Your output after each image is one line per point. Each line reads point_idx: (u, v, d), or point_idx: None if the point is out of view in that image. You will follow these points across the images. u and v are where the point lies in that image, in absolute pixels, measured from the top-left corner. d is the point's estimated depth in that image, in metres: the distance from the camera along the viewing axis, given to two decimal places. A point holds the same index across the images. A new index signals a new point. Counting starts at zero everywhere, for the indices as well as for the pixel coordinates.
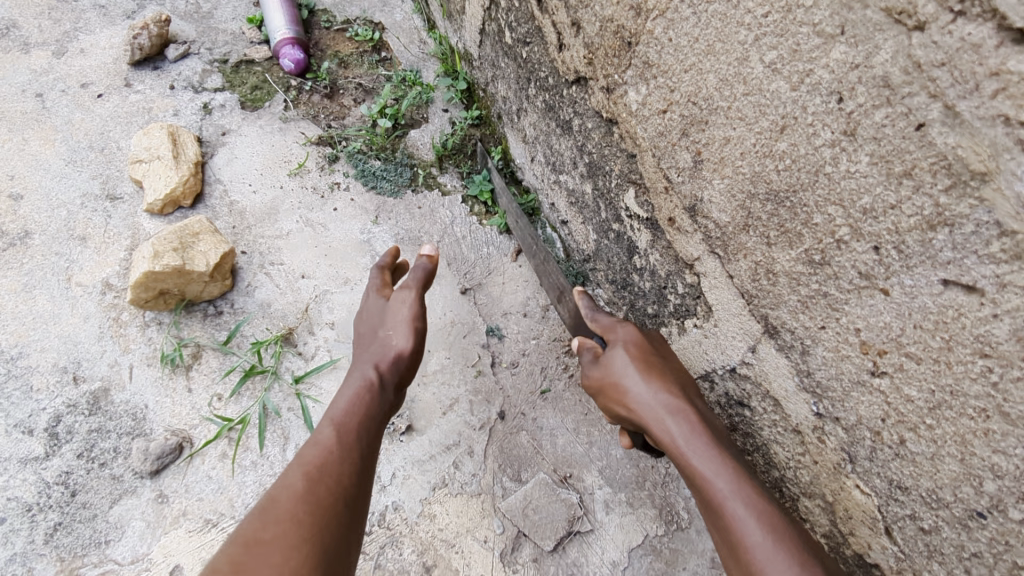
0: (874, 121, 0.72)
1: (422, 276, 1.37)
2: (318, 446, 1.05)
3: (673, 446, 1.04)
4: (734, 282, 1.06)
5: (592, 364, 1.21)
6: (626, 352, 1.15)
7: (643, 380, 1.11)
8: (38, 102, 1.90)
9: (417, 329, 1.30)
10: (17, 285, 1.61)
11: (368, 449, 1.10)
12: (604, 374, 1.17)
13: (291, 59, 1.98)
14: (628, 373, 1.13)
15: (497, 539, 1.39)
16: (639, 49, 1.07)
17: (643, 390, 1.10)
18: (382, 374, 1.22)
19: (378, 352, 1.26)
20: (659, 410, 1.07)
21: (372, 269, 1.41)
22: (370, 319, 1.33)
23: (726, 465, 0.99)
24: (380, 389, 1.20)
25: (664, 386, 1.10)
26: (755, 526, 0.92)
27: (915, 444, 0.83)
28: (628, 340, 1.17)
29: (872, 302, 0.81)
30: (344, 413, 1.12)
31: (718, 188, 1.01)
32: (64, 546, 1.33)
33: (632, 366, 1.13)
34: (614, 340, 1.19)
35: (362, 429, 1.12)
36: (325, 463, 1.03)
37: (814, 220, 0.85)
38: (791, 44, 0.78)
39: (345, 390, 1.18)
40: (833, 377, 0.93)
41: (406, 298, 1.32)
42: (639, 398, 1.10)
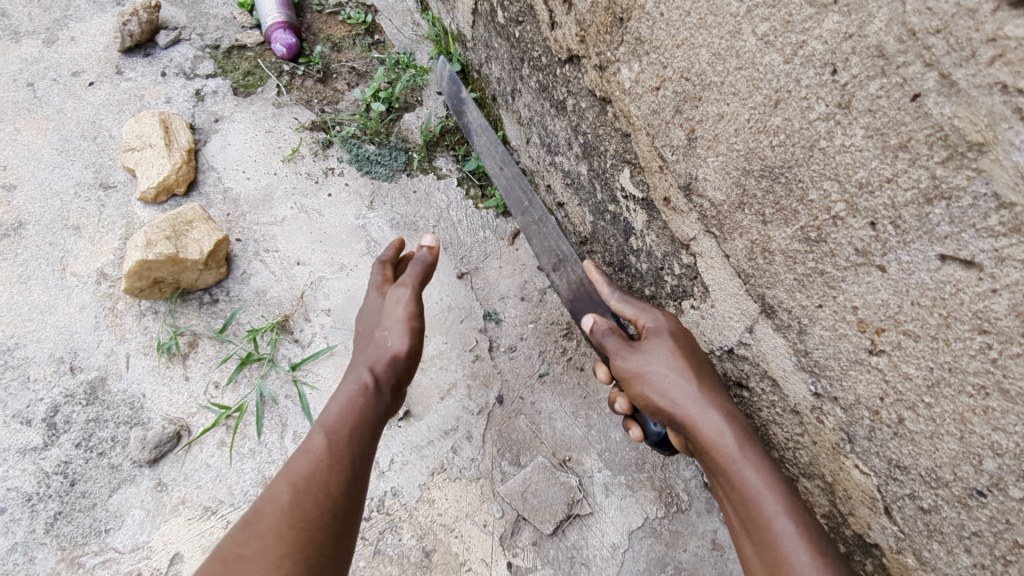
0: (869, 93, 0.70)
1: (422, 269, 1.36)
2: (308, 455, 1.05)
3: (724, 453, 1.03)
4: (730, 262, 1.04)
5: (627, 349, 1.15)
6: (672, 347, 1.11)
7: (692, 382, 1.08)
8: (29, 91, 1.88)
9: (414, 328, 1.27)
10: (12, 276, 1.60)
11: (360, 456, 1.09)
12: (641, 365, 1.12)
13: (283, 43, 1.95)
14: (672, 371, 1.09)
15: (496, 522, 1.39)
16: (631, 25, 1.04)
17: (689, 390, 1.08)
18: (377, 376, 1.20)
19: (374, 353, 1.23)
20: (705, 415, 1.06)
21: (372, 265, 1.40)
22: (368, 318, 1.31)
23: (771, 480, 1.00)
24: (375, 392, 1.18)
25: (708, 390, 1.09)
26: (803, 548, 0.94)
27: (914, 423, 0.82)
28: (672, 332, 1.14)
29: (869, 280, 0.80)
30: (336, 419, 1.11)
31: (713, 165, 0.99)
32: (64, 535, 1.34)
33: (679, 364, 1.10)
34: (654, 330, 1.15)
35: (355, 435, 1.11)
36: (313, 472, 1.02)
37: (809, 197, 0.83)
38: (783, 15, 0.76)
39: (338, 394, 1.16)
40: (830, 356, 0.91)
41: (402, 297, 1.29)
42: (684, 397, 1.08)
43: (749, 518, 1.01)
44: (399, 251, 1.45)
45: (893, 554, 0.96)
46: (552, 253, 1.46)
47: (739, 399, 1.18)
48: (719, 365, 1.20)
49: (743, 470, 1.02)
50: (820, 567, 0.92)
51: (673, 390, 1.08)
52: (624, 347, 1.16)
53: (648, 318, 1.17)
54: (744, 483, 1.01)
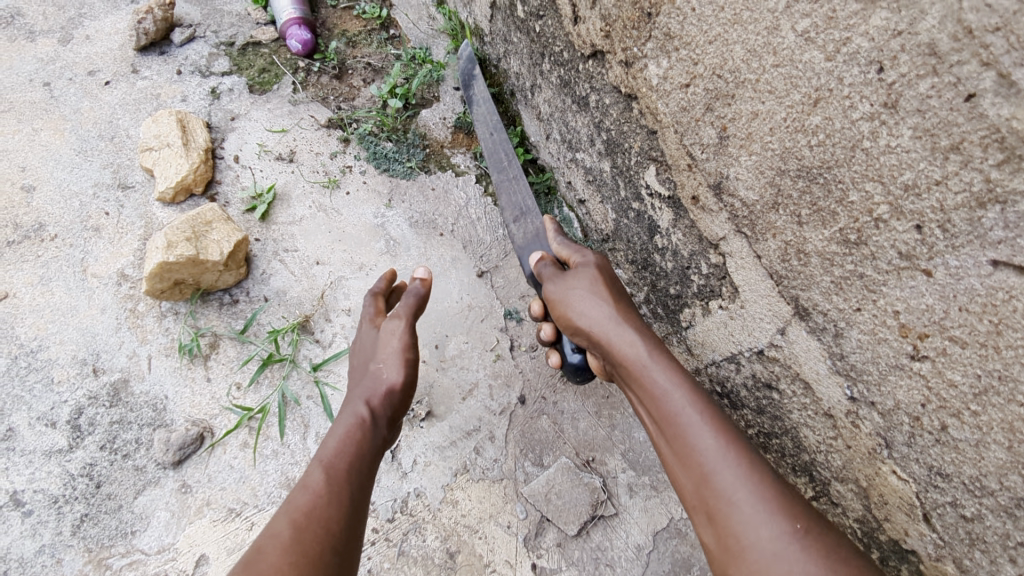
0: (919, 92, 0.68)
1: (415, 302, 1.36)
2: (307, 491, 1.01)
3: (635, 361, 1.07)
4: (762, 262, 1.02)
5: (552, 280, 1.23)
6: (590, 275, 1.19)
7: (608, 303, 1.15)
8: (46, 91, 1.88)
9: (408, 359, 1.27)
10: (34, 277, 1.61)
11: (359, 490, 1.07)
12: (564, 290, 1.20)
13: (298, 39, 1.93)
14: (589, 297, 1.16)
15: (520, 524, 1.38)
16: (660, 20, 1.02)
17: (605, 311, 1.14)
18: (374, 410, 1.19)
19: (369, 387, 1.22)
20: (616, 327, 1.11)
21: (366, 297, 1.40)
22: (363, 351, 1.31)
23: (685, 383, 1.03)
24: (372, 425, 1.17)
25: (622, 311, 1.14)
26: (707, 433, 0.96)
27: (958, 431, 0.80)
28: (597, 266, 1.21)
29: (913, 284, 0.77)
30: (334, 454, 1.08)
31: (745, 165, 0.97)
32: (91, 537, 1.34)
33: (596, 288, 1.17)
34: (581, 263, 1.23)
35: (355, 471, 1.08)
36: (313, 509, 0.99)
37: (850, 198, 0.81)
38: (825, 10, 0.74)
39: (335, 429, 1.14)
40: (868, 361, 0.89)
41: (396, 329, 1.30)
42: (602, 317, 1.14)
43: (658, 417, 1.04)
44: (392, 282, 1.46)
45: (931, 562, 0.93)
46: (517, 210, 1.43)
47: (768, 401, 1.16)
48: (748, 366, 1.18)
49: (654, 375, 1.05)
50: (725, 454, 0.94)
51: (586, 309, 1.16)
52: (553, 278, 1.23)
53: (579, 257, 1.24)
54: (654, 386, 1.04)
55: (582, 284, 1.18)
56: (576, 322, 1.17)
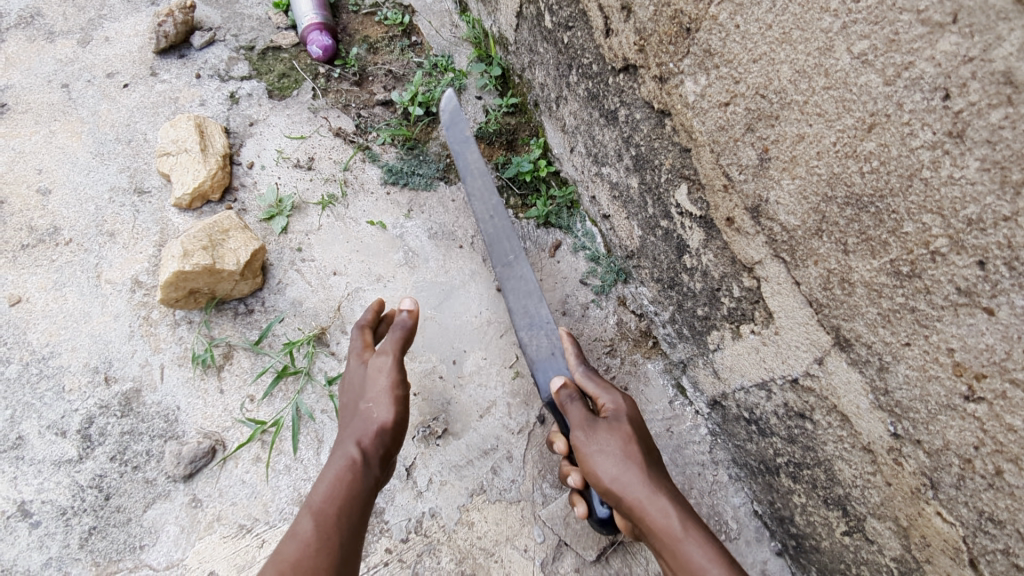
0: (990, 122, 0.65)
1: (403, 334, 1.31)
2: (296, 540, 1.02)
3: (668, 532, 1.05)
4: (801, 289, 0.98)
5: (580, 428, 1.18)
6: (619, 436, 1.16)
7: (638, 466, 1.12)
8: (64, 92, 1.86)
9: (399, 396, 1.22)
10: (48, 282, 1.58)
11: (350, 535, 1.06)
12: (590, 450, 1.15)
13: (319, 45, 1.91)
14: (619, 459, 1.13)
15: (538, 548, 1.34)
16: (700, 36, 0.99)
17: (634, 476, 1.11)
18: (365, 450, 1.15)
19: (360, 427, 1.18)
20: (644, 493, 1.09)
21: (352, 330, 1.35)
22: (352, 388, 1.26)
23: (716, 555, 1.02)
24: (363, 467, 1.14)
25: (653, 474, 1.12)
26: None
27: (1015, 477, 0.75)
28: (630, 416, 1.20)
29: (971, 321, 0.74)
30: (323, 500, 1.07)
31: (787, 189, 0.93)
32: (99, 551, 1.31)
33: (619, 445, 1.15)
34: (612, 414, 1.20)
35: (345, 517, 1.06)
36: (302, 560, 0.99)
37: (904, 229, 0.77)
38: (887, 33, 0.71)
39: (326, 473, 1.12)
40: (916, 398, 0.85)
41: (384, 364, 1.26)
42: (630, 482, 1.10)
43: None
44: (380, 311, 1.41)
45: None
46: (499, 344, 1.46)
47: (800, 431, 1.11)
48: (779, 394, 1.13)
49: (689, 549, 1.03)
50: None
51: (612, 470, 1.12)
52: (583, 422, 1.18)
53: (610, 401, 1.22)
54: (687, 560, 1.02)
55: (607, 444, 1.15)
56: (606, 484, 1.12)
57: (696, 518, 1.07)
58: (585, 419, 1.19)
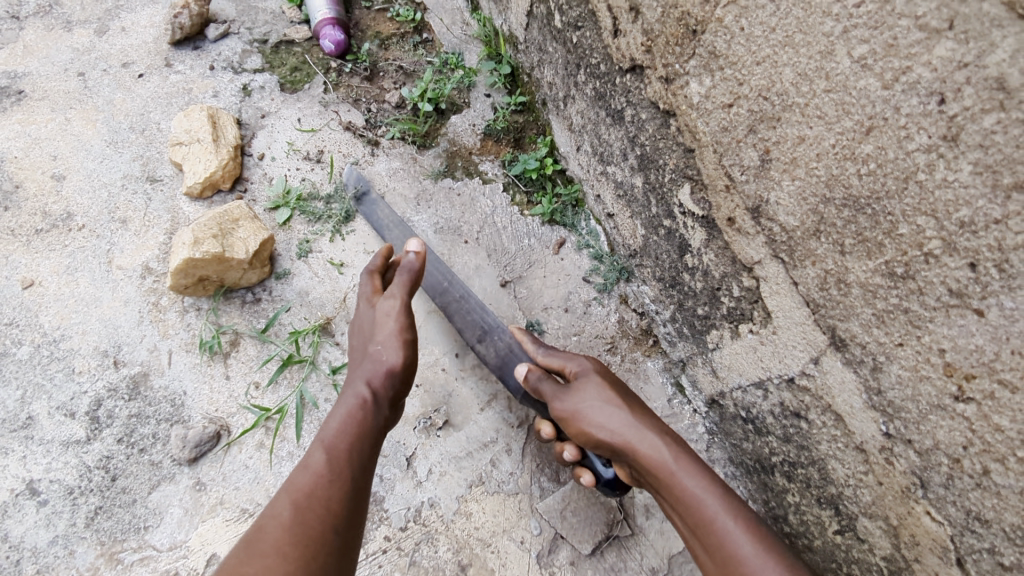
0: (983, 127, 0.66)
1: (410, 278, 1.35)
2: (309, 471, 1.04)
3: (662, 467, 1.13)
4: (798, 289, 0.99)
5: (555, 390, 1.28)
6: (602, 386, 1.25)
7: (624, 411, 1.21)
8: (80, 81, 1.89)
9: (407, 340, 1.27)
10: (60, 266, 1.61)
11: (361, 469, 1.09)
12: (575, 405, 1.24)
13: (331, 40, 1.94)
14: (604, 406, 1.22)
15: (534, 540, 1.36)
16: (705, 38, 1.01)
17: (624, 418, 1.20)
18: (375, 390, 1.19)
19: (370, 368, 1.22)
20: (630, 435, 1.18)
21: (362, 275, 1.39)
22: (362, 333, 1.31)
23: (712, 485, 1.10)
24: (373, 406, 1.17)
25: (641, 418, 1.20)
26: (745, 539, 1.03)
27: (1002, 477, 0.77)
28: (597, 371, 1.29)
29: (962, 322, 0.75)
30: (335, 435, 1.10)
31: (787, 190, 0.95)
32: (104, 530, 1.34)
33: (604, 397, 1.24)
34: (580, 375, 1.29)
35: (356, 451, 1.10)
36: (314, 490, 1.02)
37: (899, 231, 0.79)
38: (886, 37, 0.72)
39: (337, 410, 1.15)
40: (907, 398, 0.86)
41: (392, 308, 1.30)
42: (622, 426, 1.19)
43: (690, 519, 1.10)
44: (389, 257, 1.44)
45: None
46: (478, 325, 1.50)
47: (795, 430, 1.13)
48: (776, 393, 1.15)
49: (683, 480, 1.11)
50: (766, 559, 1.01)
51: (598, 420, 1.21)
52: (556, 393, 1.27)
53: (575, 366, 1.30)
54: (683, 491, 1.10)
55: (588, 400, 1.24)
56: (595, 433, 1.21)
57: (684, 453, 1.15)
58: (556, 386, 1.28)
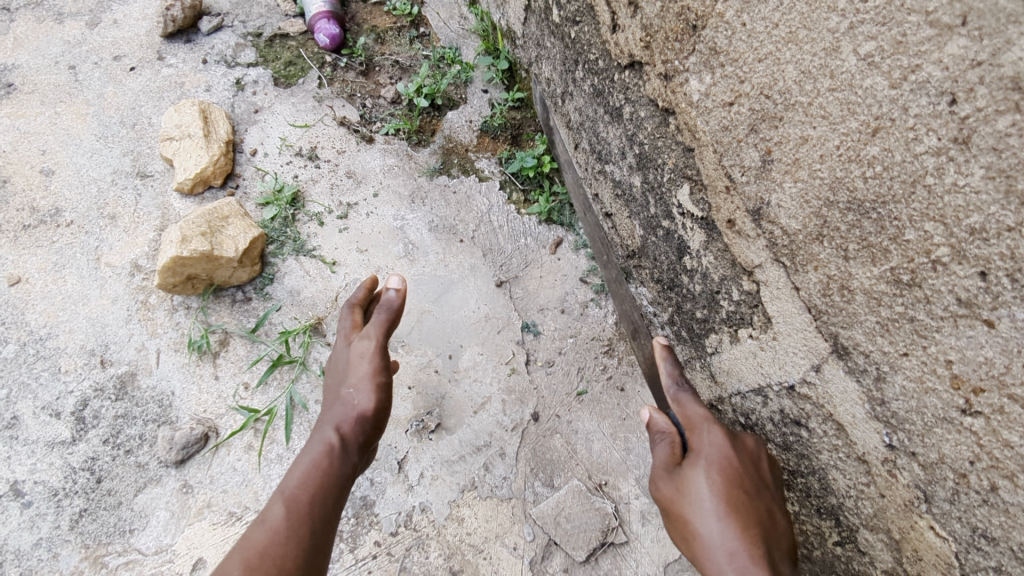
0: (996, 129, 0.63)
1: (388, 318, 1.27)
2: (265, 527, 1.00)
3: None
4: (800, 295, 0.96)
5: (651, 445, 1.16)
6: (709, 479, 1.05)
7: (723, 525, 1.01)
8: (71, 74, 1.86)
9: (381, 383, 1.19)
10: (47, 263, 1.58)
11: (322, 523, 1.05)
12: (676, 489, 1.08)
13: (326, 33, 1.90)
14: (706, 510, 1.03)
15: (527, 546, 1.33)
16: (706, 33, 0.97)
17: (717, 535, 1.01)
18: (344, 437, 1.13)
19: (340, 412, 1.16)
20: (715, 554, 1.00)
21: (343, 308, 1.32)
22: (337, 372, 1.24)
23: None
24: (341, 453, 1.12)
25: (749, 543, 0.99)
26: None
27: (1011, 494, 0.74)
28: (722, 459, 1.07)
29: (971, 333, 0.72)
30: (297, 486, 1.05)
31: (789, 192, 0.91)
32: (89, 533, 1.31)
33: (710, 499, 1.04)
34: (700, 452, 1.09)
35: (318, 504, 1.05)
36: (268, 548, 0.98)
37: (905, 237, 0.75)
38: (895, 34, 0.69)
39: (303, 457, 1.10)
40: (912, 410, 0.83)
41: (366, 349, 1.22)
42: (709, 538, 1.01)
43: None
44: (373, 289, 1.36)
45: None
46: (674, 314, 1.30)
47: (795, 438, 1.09)
48: (776, 400, 1.12)
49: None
50: None
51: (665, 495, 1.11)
52: (668, 462, 1.12)
53: (703, 437, 1.10)
54: None
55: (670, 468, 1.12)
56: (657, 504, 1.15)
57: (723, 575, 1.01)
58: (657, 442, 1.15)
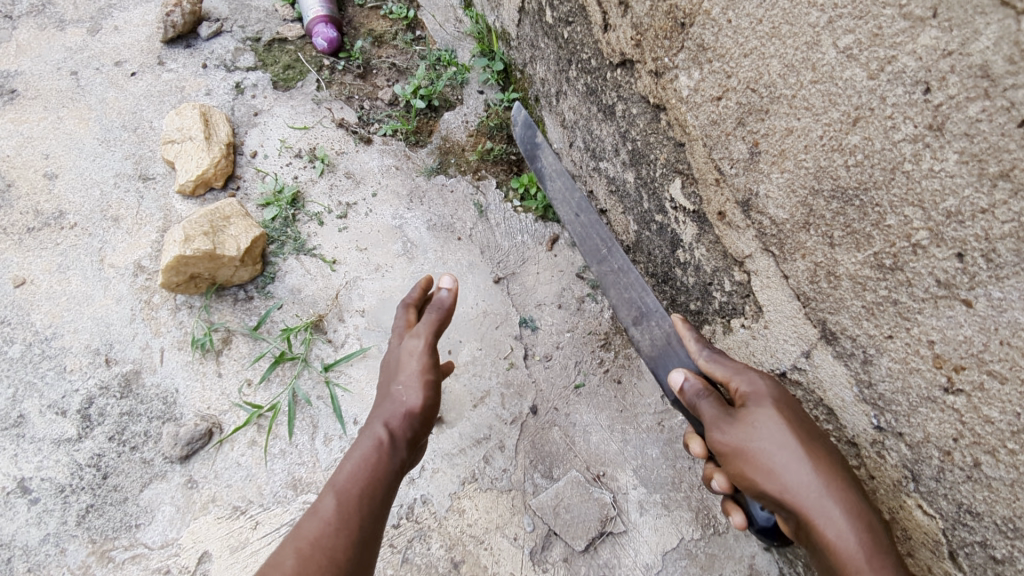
0: (968, 115, 0.66)
1: (438, 318, 1.29)
2: (317, 517, 1.01)
3: (846, 556, 0.87)
4: (789, 283, 0.99)
5: (775, 405, 0.98)
6: (774, 418, 0.96)
7: (806, 461, 0.93)
8: (73, 80, 1.89)
9: (429, 381, 1.21)
10: (52, 265, 1.61)
11: (371, 518, 1.04)
12: (741, 440, 0.97)
13: (324, 37, 1.94)
14: (781, 449, 0.94)
15: (527, 536, 1.35)
16: (693, 31, 1.01)
17: (806, 475, 0.92)
18: (392, 432, 1.14)
19: (389, 409, 1.17)
20: (811, 494, 0.91)
21: (396, 309, 1.35)
22: (387, 370, 1.25)
23: None
24: (390, 449, 1.12)
25: (826, 466, 0.93)
26: None
27: (992, 469, 0.76)
28: (774, 399, 0.99)
29: (951, 314, 0.74)
30: (347, 479, 1.06)
31: (776, 182, 0.94)
32: (95, 528, 1.34)
33: (784, 437, 0.94)
34: (748, 398, 1.00)
35: (369, 498, 1.05)
36: (320, 538, 0.98)
37: (887, 222, 0.78)
38: (871, 27, 0.72)
39: (352, 452, 1.11)
40: (898, 390, 0.86)
41: (416, 348, 1.24)
42: (796, 479, 0.92)
43: None
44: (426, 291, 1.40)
45: None
46: (632, 305, 1.33)
47: None
48: None
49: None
50: None
51: (811, 459, 0.93)
52: (717, 417, 1.01)
53: (742, 384, 1.02)
54: None
55: (806, 428, 0.96)
56: (760, 480, 0.95)
57: (893, 553, 0.88)
58: (779, 398, 0.99)
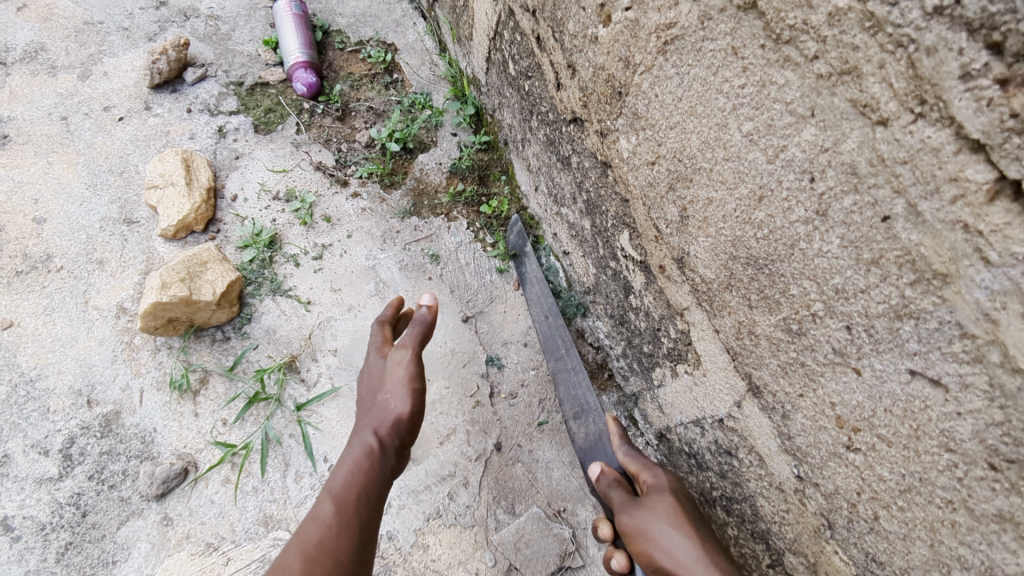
0: (844, 206, 0.72)
1: (421, 330, 1.38)
2: (317, 522, 1.07)
3: None
4: (719, 337, 1.05)
5: (667, 492, 1.15)
6: (668, 505, 1.13)
7: (691, 538, 1.08)
8: (63, 125, 1.97)
9: (415, 390, 1.28)
10: (38, 307, 1.68)
11: (369, 520, 1.13)
12: (642, 522, 1.13)
13: (304, 83, 2.01)
14: (672, 530, 1.09)
15: (488, 571, 1.40)
16: (629, 100, 1.07)
17: (691, 551, 1.06)
18: (382, 439, 1.21)
19: (377, 416, 1.24)
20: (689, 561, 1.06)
21: (373, 326, 1.42)
22: (369, 381, 1.33)
23: None
24: (381, 454, 1.19)
25: (702, 542, 1.08)
26: None
27: (889, 523, 0.81)
28: (672, 489, 1.16)
29: (846, 379, 0.80)
30: (342, 485, 1.13)
31: (703, 245, 1.01)
32: (74, 565, 1.39)
33: (674, 524, 1.10)
34: (652, 489, 1.18)
35: (363, 501, 1.13)
36: (323, 540, 1.05)
37: (791, 292, 0.84)
38: (766, 118, 0.79)
39: (344, 459, 1.18)
40: (811, 444, 0.91)
41: (402, 358, 1.32)
42: (681, 552, 1.07)
43: None
44: (399, 309, 1.47)
45: None
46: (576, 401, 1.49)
47: (729, 467, 1.16)
48: (711, 432, 1.19)
49: None
50: None
51: (693, 541, 1.08)
52: (625, 503, 1.18)
53: (649, 476, 1.20)
54: None
55: (694, 518, 1.13)
56: (658, 559, 1.09)
57: None
58: (676, 488, 1.17)
